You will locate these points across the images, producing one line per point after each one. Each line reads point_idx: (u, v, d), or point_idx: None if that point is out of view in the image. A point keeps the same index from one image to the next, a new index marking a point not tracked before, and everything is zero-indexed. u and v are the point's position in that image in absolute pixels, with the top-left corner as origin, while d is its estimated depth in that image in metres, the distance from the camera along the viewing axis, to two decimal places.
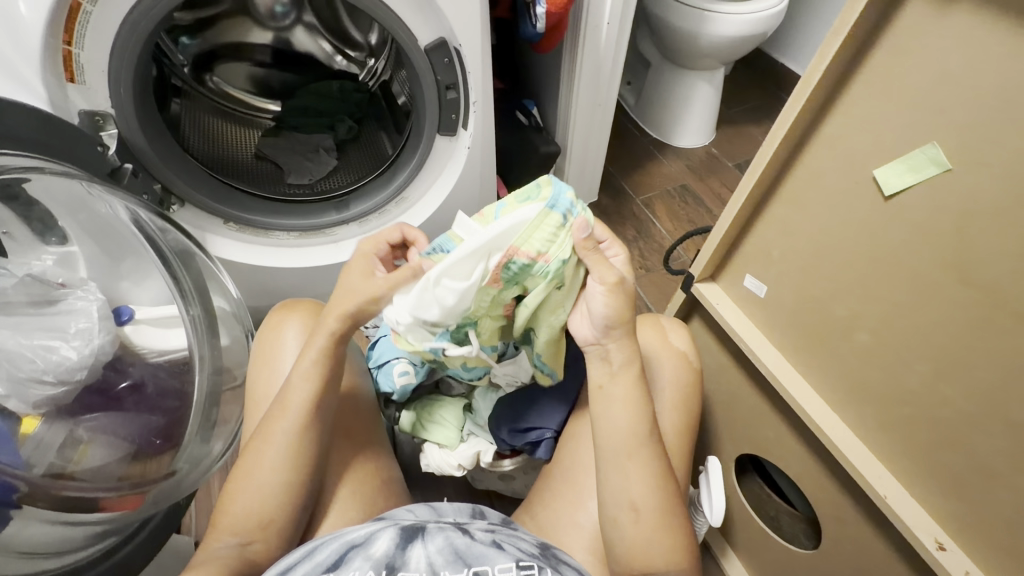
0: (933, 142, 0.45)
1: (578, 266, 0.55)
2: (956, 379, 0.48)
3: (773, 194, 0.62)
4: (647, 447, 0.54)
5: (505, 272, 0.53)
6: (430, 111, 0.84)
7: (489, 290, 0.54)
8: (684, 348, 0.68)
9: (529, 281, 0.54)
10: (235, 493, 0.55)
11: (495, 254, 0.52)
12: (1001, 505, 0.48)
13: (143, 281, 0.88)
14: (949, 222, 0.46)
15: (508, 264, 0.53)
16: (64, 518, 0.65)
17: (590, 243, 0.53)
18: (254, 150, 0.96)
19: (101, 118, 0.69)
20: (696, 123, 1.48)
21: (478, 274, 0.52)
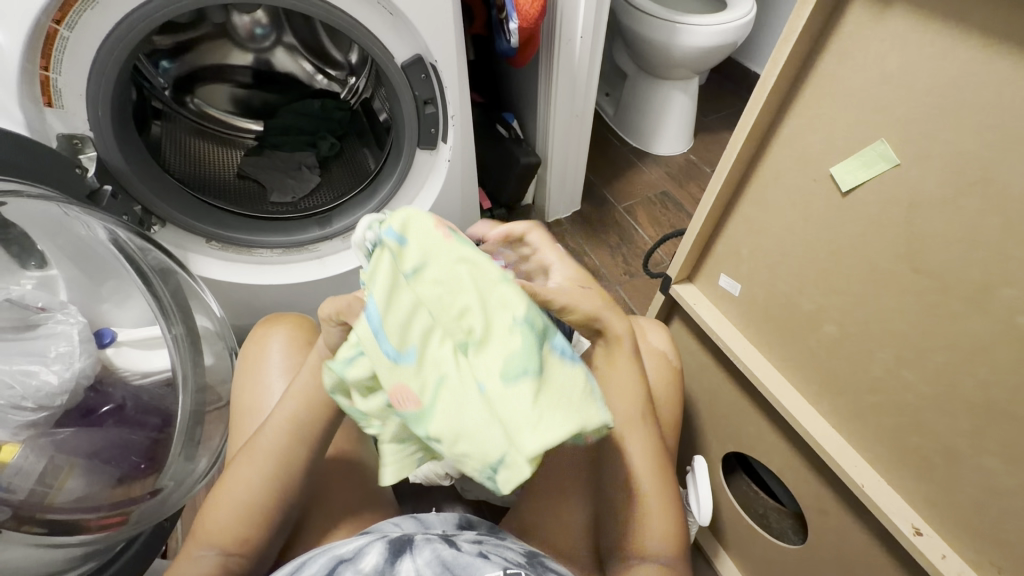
0: (881, 138, 0.47)
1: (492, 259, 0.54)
2: (917, 364, 0.50)
3: (740, 194, 0.64)
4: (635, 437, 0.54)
5: None
6: (410, 126, 0.85)
7: None
8: (663, 348, 0.69)
9: None
10: (210, 506, 0.52)
11: None
12: (967, 485, 0.49)
13: (124, 302, 0.88)
14: (899, 214, 0.48)
15: None
16: (47, 540, 0.63)
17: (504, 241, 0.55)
18: (236, 169, 0.97)
19: (79, 141, 0.70)
20: (673, 130, 1.51)
21: None
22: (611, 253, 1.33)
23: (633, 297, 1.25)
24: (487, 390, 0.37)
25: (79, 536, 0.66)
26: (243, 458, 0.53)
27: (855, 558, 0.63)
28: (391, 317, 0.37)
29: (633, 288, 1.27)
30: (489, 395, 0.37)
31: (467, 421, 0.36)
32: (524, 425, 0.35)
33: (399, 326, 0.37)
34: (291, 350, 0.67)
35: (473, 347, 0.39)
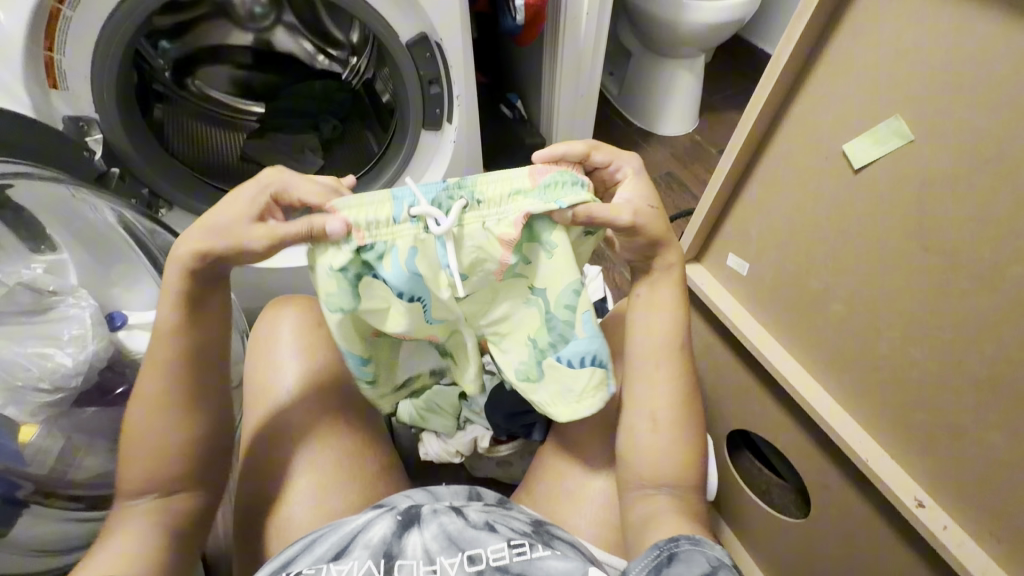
0: (894, 115, 0.47)
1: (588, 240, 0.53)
2: (924, 340, 0.51)
3: (749, 174, 0.64)
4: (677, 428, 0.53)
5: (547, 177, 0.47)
6: (415, 106, 0.85)
7: (519, 183, 0.47)
8: None
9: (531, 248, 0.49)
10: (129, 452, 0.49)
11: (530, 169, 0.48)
12: (969, 458, 0.50)
13: (135, 285, 0.87)
14: (910, 191, 0.48)
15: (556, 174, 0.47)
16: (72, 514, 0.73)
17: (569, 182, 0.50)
18: (239, 151, 0.97)
19: (86, 124, 0.70)
20: (678, 110, 1.49)
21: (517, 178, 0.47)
22: None
23: None
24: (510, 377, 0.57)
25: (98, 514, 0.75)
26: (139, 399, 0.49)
27: (854, 529, 0.65)
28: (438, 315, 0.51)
29: None
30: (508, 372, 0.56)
31: None
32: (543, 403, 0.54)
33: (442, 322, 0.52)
34: (302, 330, 0.66)
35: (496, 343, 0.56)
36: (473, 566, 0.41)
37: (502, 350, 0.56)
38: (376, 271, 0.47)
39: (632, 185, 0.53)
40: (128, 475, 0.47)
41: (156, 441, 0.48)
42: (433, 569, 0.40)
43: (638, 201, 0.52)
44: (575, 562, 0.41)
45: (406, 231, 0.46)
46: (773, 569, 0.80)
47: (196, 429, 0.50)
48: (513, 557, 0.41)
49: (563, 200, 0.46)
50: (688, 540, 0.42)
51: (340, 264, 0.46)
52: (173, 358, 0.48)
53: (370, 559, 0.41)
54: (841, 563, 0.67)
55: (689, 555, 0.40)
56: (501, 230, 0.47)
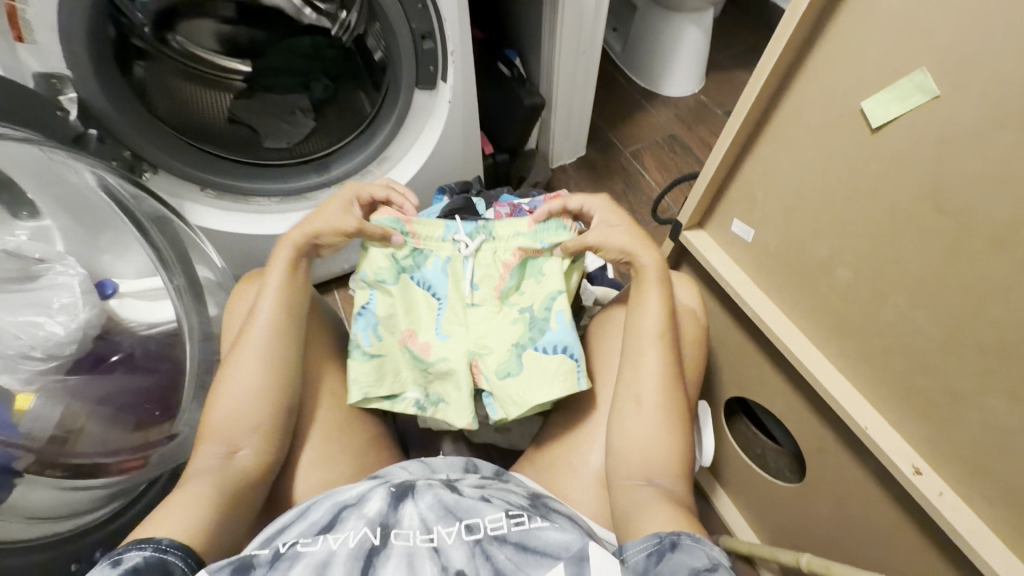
0: (921, 68, 0.44)
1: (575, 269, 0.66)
2: (932, 309, 0.49)
3: (758, 134, 0.61)
4: (665, 402, 0.53)
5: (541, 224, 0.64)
6: (407, 63, 0.80)
7: (524, 226, 0.64)
8: (693, 305, 0.64)
9: (529, 278, 0.66)
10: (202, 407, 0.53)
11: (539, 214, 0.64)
12: (971, 427, 0.49)
13: (125, 254, 0.85)
14: (930, 151, 0.45)
15: (548, 220, 0.64)
16: (71, 484, 0.68)
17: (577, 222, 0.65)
18: (227, 113, 0.90)
19: (57, 80, 0.66)
20: (684, 68, 1.42)
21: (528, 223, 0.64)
22: (617, 198, 1.30)
23: None
24: (490, 380, 0.62)
25: (103, 481, 0.72)
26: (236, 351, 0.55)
27: (848, 494, 0.65)
28: (449, 318, 0.64)
29: None
30: (490, 379, 0.62)
31: (448, 388, 0.63)
32: (511, 400, 0.61)
33: (450, 320, 0.64)
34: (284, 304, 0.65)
35: (485, 353, 0.63)
36: (470, 534, 0.40)
37: (488, 355, 0.63)
38: (415, 275, 0.65)
39: (603, 211, 0.64)
40: (210, 422, 0.52)
41: (247, 385, 0.53)
42: (431, 537, 0.40)
43: (624, 229, 0.62)
44: (574, 534, 0.39)
45: (446, 248, 0.65)
46: (765, 529, 0.82)
47: (274, 380, 0.54)
48: (512, 526, 0.41)
49: (545, 240, 0.63)
50: (689, 536, 0.40)
51: (396, 256, 0.64)
52: (282, 316, 0.57)
53: (367, 526, 0.41)
54: (832, 524, 0.69)
55: (690, 549, 0.39)
56: (506, 256, 0.65)
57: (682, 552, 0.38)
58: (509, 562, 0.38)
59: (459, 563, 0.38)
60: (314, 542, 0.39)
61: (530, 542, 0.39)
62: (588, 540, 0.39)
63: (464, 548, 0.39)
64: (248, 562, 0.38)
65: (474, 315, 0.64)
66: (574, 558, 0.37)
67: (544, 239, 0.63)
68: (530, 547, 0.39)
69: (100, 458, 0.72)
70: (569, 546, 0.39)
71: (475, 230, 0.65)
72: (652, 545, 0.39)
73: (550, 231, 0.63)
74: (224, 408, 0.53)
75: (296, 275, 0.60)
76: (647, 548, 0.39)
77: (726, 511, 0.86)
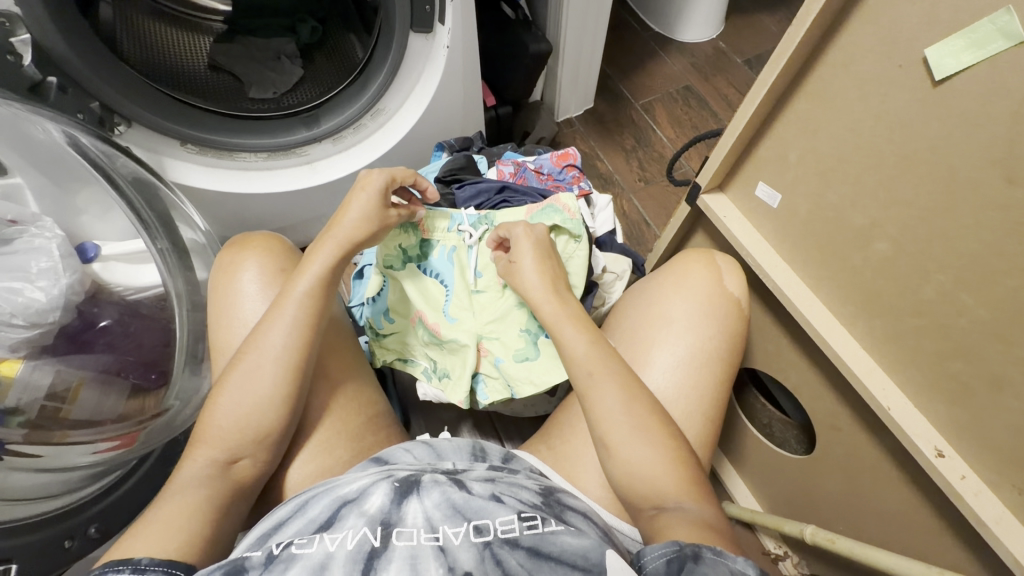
0: (1006, 7, 0.37)
1: (580, 246, 0.71)
2: (981, 288, 0.45)
3: (796, 87, 0.54)
4: (651, 423, 0.49)
5: (541, 211, 0.72)
6: (400, 4, 0.71)
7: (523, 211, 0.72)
8: (737, 293, 0.62)
9: None
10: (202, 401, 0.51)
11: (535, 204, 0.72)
12: (1008, 415, 0.46)
13: (105, 214, 0.79)
14: (1006, 109, 0.39)
15: (547, 206, 0.72)
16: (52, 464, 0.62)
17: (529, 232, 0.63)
18: (206, 59, 0.84)
19: (6, 20, 0.59)
20: (704, 12, 1.29)
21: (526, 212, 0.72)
22: (626, 156, 1.22)
23: (647, 207, 1.17)
24: (503, 362, 0.66)
25: (90, 457, 0.66)
26: (245, 360, 0.52)
27: (861, 473, 0.64)
28: (458, 302, 0.68)
29: (647, 197, 1.18)
30: (503, 362, 0.66)
31: (463, 370, 0.67)
32: (521, 379, 0.66)
33: (460, 304, 0.68)
34: (266, 279, 0.62)
35: (495, 337, 0.67)
36: (480, 536, 0.38)
37: (499, 342, 0.67)
38: (423, 265, 0.70)
39: (522, 232, 0.63)
40: (213, 422, 0.50)
41: (274, 375, 0.51)
42: (436, 537, 0.38)
43: (539, 265, 0.60)
44: (590, 541, 0.38)
45: (452, 238, 0.70)
46: (769, 499, 0.82)
47: (269, 374, 0.51)
48: (524, 530, 0.39)
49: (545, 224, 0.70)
50: (711, 549, 0.38)
51: (405, 246, 0.69)
52: (310, 319, 0.54)
53: (366, 526, 0.39)
54: (841, 500, 0.68)
55: (713, 565, 0.37)
56: None
57: (706, 567, 0.36)
58: (520, 566, 0.36)
59: (468, 564, 0.36)
60: (311, 543, 0.38)
61: (543, 547, 0.37)
62: (605, 549, 0.38)
63: (473, 550, 0.37)
64: (240, 565, 0.36)
65: (479, 300, 0.68)
66: (592, 572, 0.36)
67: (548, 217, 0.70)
68: (544, 553, 0.37)
69: (85, 437, 0.67)
70: (587, 554, 0.37)
71: (476, 222, 0.70)
72: (672, 551, 0.37)
73: (544, 212, 0.71)
74: (219, 395, 0.51)
75: (331, 274, 0.57)
76: (664, 555, 0.37)
77: (730, 481, 0.86)
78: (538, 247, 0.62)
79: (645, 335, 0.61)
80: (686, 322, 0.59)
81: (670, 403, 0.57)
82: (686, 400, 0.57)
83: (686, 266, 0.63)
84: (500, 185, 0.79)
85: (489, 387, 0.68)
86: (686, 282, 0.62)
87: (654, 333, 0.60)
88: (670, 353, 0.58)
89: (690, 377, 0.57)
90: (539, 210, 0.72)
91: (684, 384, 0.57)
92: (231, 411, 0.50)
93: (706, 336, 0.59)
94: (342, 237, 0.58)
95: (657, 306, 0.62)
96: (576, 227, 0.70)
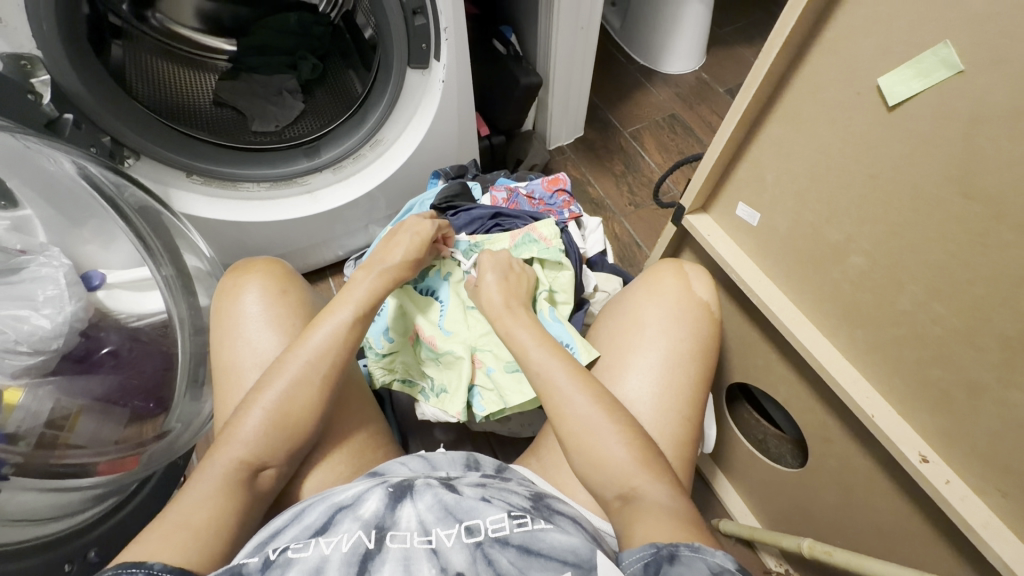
0: (945, 41, 0.41)
1: (560, 270, 0.75)
2: (950, 296, 0.47)
3: (768, 113, 0.58)
4: (625, 417, 0.51)
5: (521, 238, 0.76)
6: (399, 43, 0.76)
7: (505, 239, 0.76)
8: (707, 298, 0.64)
9: None
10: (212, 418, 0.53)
11: (517, 231, 0.76)
12: (987, 417, 0.48)
13: (110, 243, 0.81)
14: (957, 129, 0.42)
15: (526, 234, 0.76)
16: (53, 485, 0.62)
17: (496, 260, 0.67)
18: (212, 96, 0.88)
19: (27, 62, 0.62)
20: (684, 45, 1.37)
21: (506, 239, 0.76)
22: (616, 181, 1.27)
23: (638, 229, 1.20)
24: (495, 373, 0.68)
25: (91, 479, 0.67)
26: (267, 375, 0.54)
27: (854, 482, 0.65)
28: (452, 317, 0.71)
29: (637, 220, 1.22)
30: (495, 372, 0.68)
31: (459, 382, 0.69)
32: (512, 389, 0.67)
33: (455, 319, 0.70)
34: (269, 300, 0.64)
35: (488, 349, 0.69)
36: (471, 536, 0.41)
37: (490, 353, 0.69)
38: (420, 284, 0.73)
39: (488, 258, 0.67)
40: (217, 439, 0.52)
41: (288, 393, 0.52)
42: (429, 539, 0.40)
43: (502, 283, 0.64)
44: (579, 539, 0.40)
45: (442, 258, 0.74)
46: (767, 515, 0.82)
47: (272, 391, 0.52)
48: (514, 528, 0.41)
49: (524, 254, 0.74)
50: (687, 544, 0.40)
51: None
52: (329, 332, 0.56)
53: (361, 529, 0.41)
54: (837, 512, 0.69)
55: (689, 563, 0.38)
56: None
57: (682, 566, 0.37)
58: (512, 565, 0.38)
59: (459, 565, 0.39)
60: (306, 547, 0.39)
61: (533, 544, 0.40)
62: (595, 548, 0.40)
63: (465, 551, 0.39)
64: (238, 570, 0.38)
65: (472, 315, 0.71)
66: (583, 566, 0.38)
67: (527, 244, 0.75)
68: (534, 550, 0.39)
69: (83, 460, 0.68)
70: (577, 550, 0.39)
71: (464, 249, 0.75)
72: (648, 554, 0.39)
73: (524, 239, 0.75)
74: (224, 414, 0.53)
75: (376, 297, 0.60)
76: (642, 561, 0.38)
77: (728, 496, 0.87)
78: (501, 271, 0.66)
79: (622, 342, 0.63)
80: (660, 327, 0.62)
81: (650, 407, 0.58)
82: (665, 402, 0.58)
83: (657, 275, 0.66)
84: (494, 211, 0.83)
85: (485, 398, 0.69)
86: (657, 289, 0.64)
87: (630, 339, 0.62)
88: (646, 357, 0.60)
89: (677, 386, 0.59)
90: (519, 236, 0.76)
91: (660, 385, 0.59)
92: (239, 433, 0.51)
93: (679, 338, 0.61)
94: (373, 266, 0.63)
95: (632, 313, 0.64)
96: (555, 255, 0.74)
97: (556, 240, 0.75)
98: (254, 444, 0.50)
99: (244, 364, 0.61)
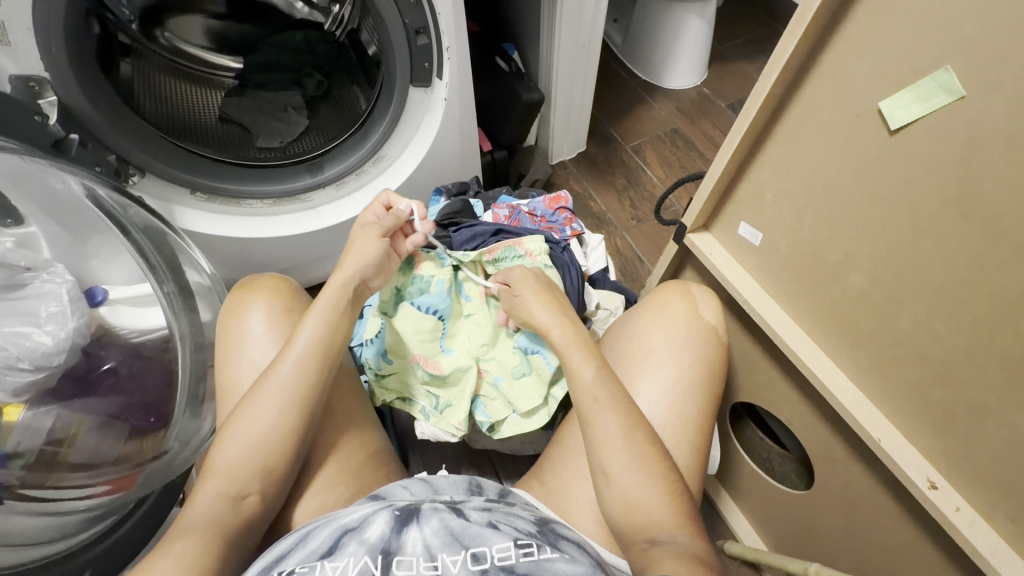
0: (945, 66, 0.41)
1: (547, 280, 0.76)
2: (953, 318, 0.47)
3: (768, 134, 0.58)
4: (655, 451, 0.51)
5: (501, 251, 0.76)
6: (402, 61, 0.77)
7: (486, 255, 0.75)
8: (714, 321, 0.64)
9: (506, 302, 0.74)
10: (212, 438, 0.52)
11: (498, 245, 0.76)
12: (992, 442, 0.47)
13: (114, 259, 0.80)
14: (956, 151, 0.42)
15: (510, 247, 0.77)
16: (46, 508, 0.64)
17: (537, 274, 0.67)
18: (217, 111, 0.89)
19: (36, 83, 0.63)
20: (685, 59, 1.38)
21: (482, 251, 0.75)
22: (618, 196, 1.27)
23: (640, 244, 1.20)
24: (502, 382, 0.69)
25: (88, 501, 0.69)
26: (257, 394, 0.53)
27: (860, 505, 0.63)
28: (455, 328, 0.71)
29: (639, 235, 1.22)
30: (502, 381, 0.69)
31: (465, 392, 0.69)
32: (521, 395, 0.67)
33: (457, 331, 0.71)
34: (273, 319, 0.64)
35: (489, 355, 0.71)
36: (477, 564, 0.41)
37: (493, 361, 0.70)
38: (416, 301, 0.71)
39: (517, 275, 0.66)
40: (212, 465, 0.51)
41: (286, 414, 0.52)
42: (435, 565, 0.41)
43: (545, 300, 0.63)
44: (583, 569, 0.40)
45: (443, 271, 0.73)
46: (773, 537, 0.81)
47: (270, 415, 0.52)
48: (521, 557, 0.41)
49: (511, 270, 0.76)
50: None
51: (398, 285, 0.72)
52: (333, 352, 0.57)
53: (368, 554, 0.41)
54: (843, 536, 0.67)
55: None
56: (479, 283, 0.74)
57: None
58: None
59: None
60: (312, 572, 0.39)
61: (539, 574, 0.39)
62: None
63: None
64: None
65: (472, 323, 0.72)
66: None
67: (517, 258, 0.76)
68: None
69: (80, 481, 0.69)
70: None
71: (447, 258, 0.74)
72: None
73: (509, 251, 0.76)
74: (223, 444, 0.52)
75: None
76: None
77: (732, 516, 0.85)
78: (540, 282, 0.66)
79: (630, 366, 0.62)
80: (668, 350, 0.61)
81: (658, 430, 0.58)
82: (671, 427, 0.58)
83: (661, 296, 0.66)
84: (495, 228, 0.83)
85: (489, 407, 0.70)
86: (663, 312, 0.64)
87: (637, 362, 0.62)
88: (654, 382, 0.60)
89: (682, 412, 0.58)
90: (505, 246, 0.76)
91: (670, 411, 0.58)
92: (233, 457, 0.51)
93: (686, 364, 0.60)
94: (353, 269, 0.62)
95: (640, 337, 0.64)
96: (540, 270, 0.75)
97: (542, 255, 0.76)
98: (252, 465, 0.50)
99: (243, 383, 0.61)
